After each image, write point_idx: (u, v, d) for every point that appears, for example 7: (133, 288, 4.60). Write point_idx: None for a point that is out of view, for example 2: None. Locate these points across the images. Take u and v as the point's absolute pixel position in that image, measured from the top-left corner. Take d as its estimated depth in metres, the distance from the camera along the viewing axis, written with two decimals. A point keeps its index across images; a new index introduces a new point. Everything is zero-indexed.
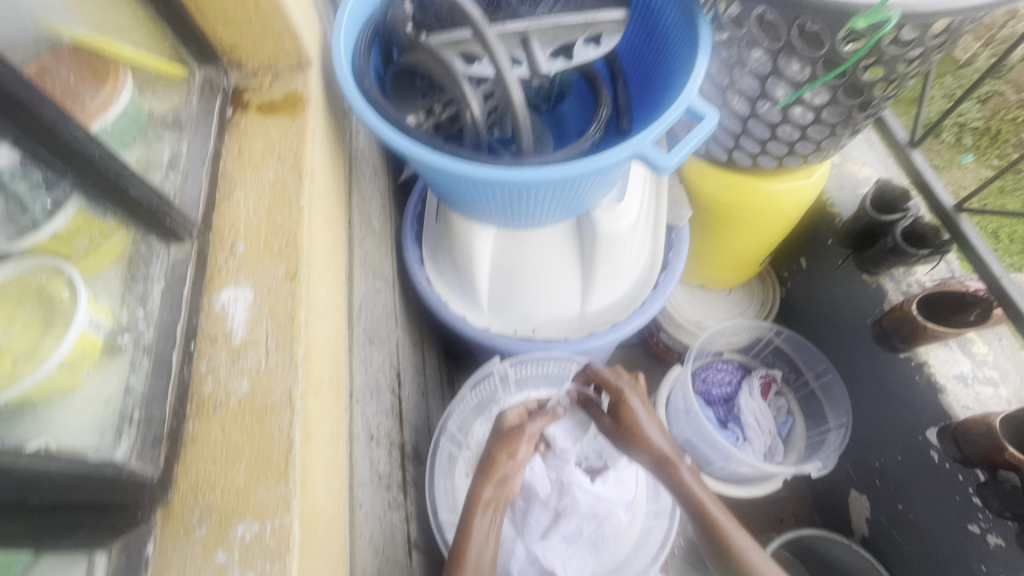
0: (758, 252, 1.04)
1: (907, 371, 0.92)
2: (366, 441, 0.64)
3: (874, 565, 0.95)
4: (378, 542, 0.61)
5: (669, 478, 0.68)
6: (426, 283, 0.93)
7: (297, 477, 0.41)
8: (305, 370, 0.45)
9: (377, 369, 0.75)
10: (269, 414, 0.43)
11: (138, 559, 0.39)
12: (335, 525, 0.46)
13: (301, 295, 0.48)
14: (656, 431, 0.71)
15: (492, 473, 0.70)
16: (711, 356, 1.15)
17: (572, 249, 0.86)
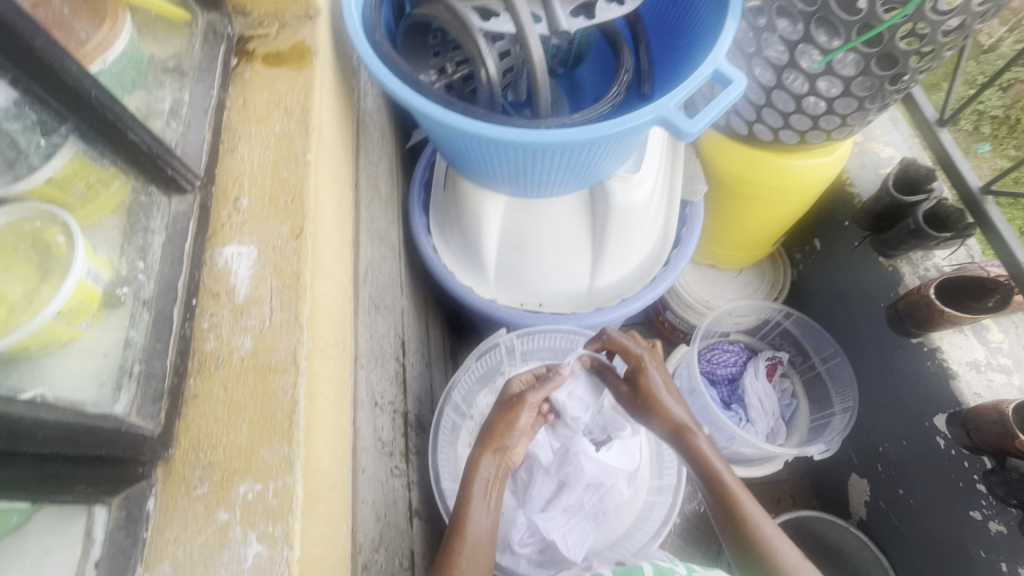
0: (773, 231, 1.02)
1: (919, 356, 0.90)
2: (370, 406, 0.63)
3: (869, 547, 0.95)
4: (381, 508, 0.61)
5: (685, 448, 0.67)
6: (432, 251, 0.92)
7: (300, 438, 0.40)
8: (310, 330, 0.44)
9: (383, 336, 0.74)
10: (273, 373, 0.42)
11: (138, 515, 0.38)
12: (340, 488, 0.46)
13: (307, 254, 0.46)
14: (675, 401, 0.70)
15: (491, 442, 0.69)
16: (718, 336, 1.13)
17: (583, 221, 0.84)
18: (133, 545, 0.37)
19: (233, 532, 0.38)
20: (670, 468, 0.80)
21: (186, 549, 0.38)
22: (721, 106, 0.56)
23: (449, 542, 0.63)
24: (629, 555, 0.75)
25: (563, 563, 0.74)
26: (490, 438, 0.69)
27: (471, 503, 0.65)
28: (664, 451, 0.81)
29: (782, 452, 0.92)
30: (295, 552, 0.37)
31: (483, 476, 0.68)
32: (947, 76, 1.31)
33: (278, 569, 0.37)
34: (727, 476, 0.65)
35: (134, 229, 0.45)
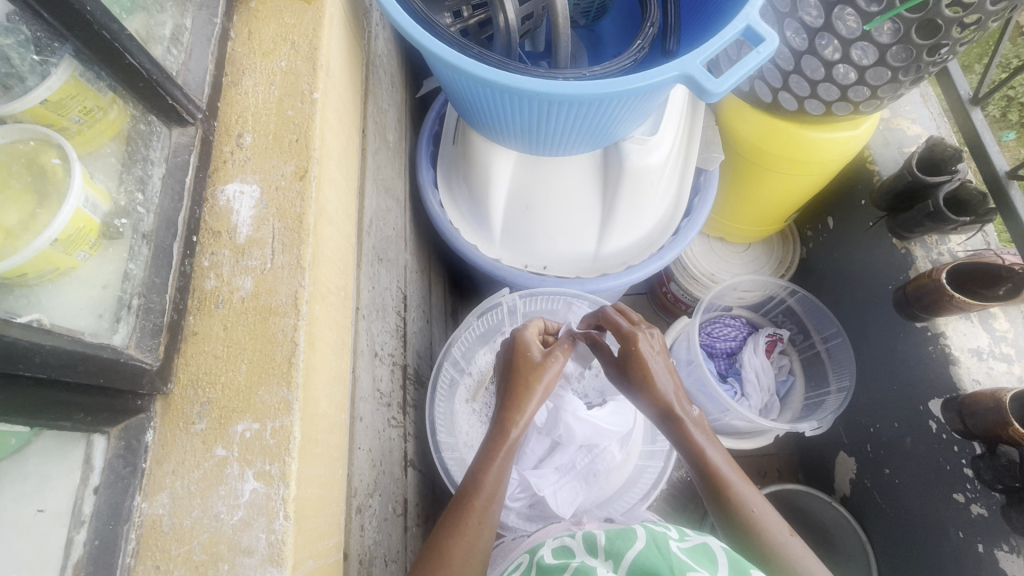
0: (787, 206, 1.00)
1: (921, 340, 0.90)
2: (370, 356, 0.64)
3: (851, 523, 0.98)
4: (377, 455, 0.62)
5: (675, 430, 0.66)
6: (436, 205, 0.89)
7: (299, 381, 0.40)
8: (312, 275, 0.43)
9: (384, 289, 0.73)
10: (274, 315, 0.41)
11: (137, 446, 0.38)
12: (339, 434, 0.46)
13: (311, 197, 0.45)
14: (667, 377, 0.67)
15: (525, 400, 0.68)
16: (720, 311, 1.13)
17: (594, 183, 0.82)
18: (133, 474, 0.38)
19: (230, 468, 0.38)
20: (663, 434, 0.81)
21: (184, 481, 0.38)
22: (749, 66, 0.53)
23: (464, 496, 0.61)
24: (618, 514, 0.76)
25: (553, 518, 0.76)
26: (517, 397, 0.68)
27: (494, 463, 0.63)
28: None
29: (776, 426, 0.93)
30: (291, 491, 0.37)
31: (514, 438, 0.66)
32: (982, 57, 1.25)
33: (275, 506, 0.37)
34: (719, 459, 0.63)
35: (133, 159, 0.44)
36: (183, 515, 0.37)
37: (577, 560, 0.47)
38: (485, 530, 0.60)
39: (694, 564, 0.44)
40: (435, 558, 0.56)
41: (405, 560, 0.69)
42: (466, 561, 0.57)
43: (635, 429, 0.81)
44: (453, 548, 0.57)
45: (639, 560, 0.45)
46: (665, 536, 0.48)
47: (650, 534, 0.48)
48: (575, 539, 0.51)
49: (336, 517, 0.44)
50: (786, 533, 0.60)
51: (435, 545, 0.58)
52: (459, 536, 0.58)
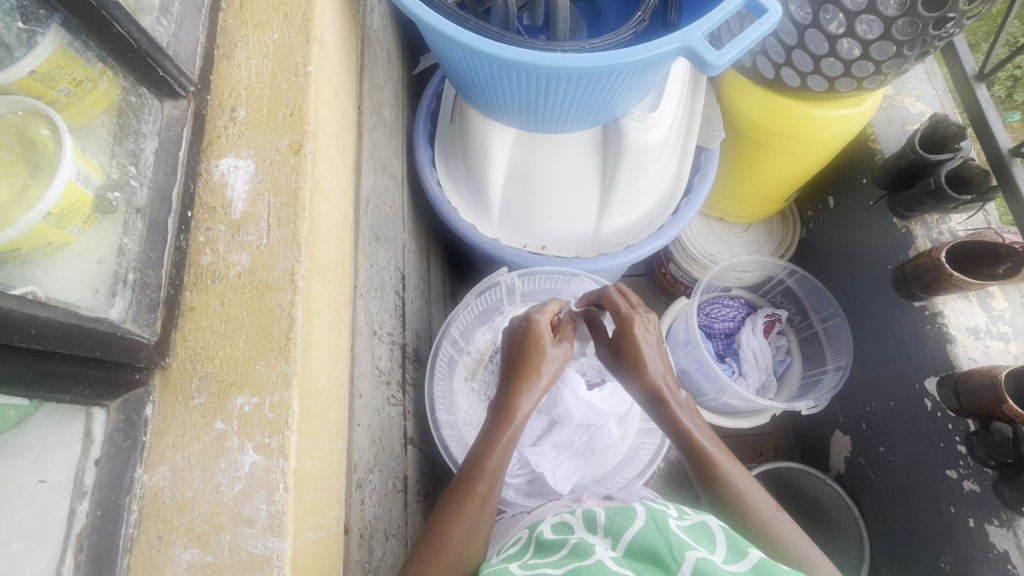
0: (787, 186, 0.99)
1: (919, 319, 0.90)
2: (369, 336, 0.64)
3: (844, 498, 1.00)
4: (376, 432, 0.62)
5: (662, 413, 0.66)
6: (434, 183, 0.89)
7: (297, 355, 0.39)
8: (309, 250, 0.42)
9: (382, 267, 0.73)
10: (271, 291, 0.41)
11: (137, 420, 0.38)
12: (337, 410, 0.45)
13: (306, 171, 0.44)
14: (657, 361, 0.68)
15: (528, 383, 0.68)
16: (718, 290, 1.14)
17: (593, 162, 0.82)
18: (133, 447, 0.38)
19: (230, 441, 0.38)
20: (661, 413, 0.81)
21: (184, 454, 0.38)
22: (750, 39, 0.53)
23: (466, 479, 0.62)
24: (615, 490, 0.77)
25: (551, 494, 0.77)
26: (522, 380, 0.68)
27: (496, 447, 0.64)
28: None
29: (772, 404, 0.95)
30: (290, 463, 0.37)
31: (517, 422, 0.66)
32: (988, 35, 1.24)
33: (274, 478, 0.37)
34: (706, 438, 0.64)
35: (125, 132, 0.43)
36: (184, 487, 0.38)
37: (576, 536, 0.47)
38: (488, 512, 0.61)
39: (693, 543, 0.44)
40: (436, 544, 0.57)
41: (405, 536, 0.70)
42: (468, 543, 0.58)
43: (633, 408, 0.82)
44: (452, 532, 0.58)
45: (638, 539, 0.45)
46: (664, 514, 0.47)
47: (650, 513, 0.47)
48: (575, 515, 0.51)
49: (337, 490, 0.44)
50: (775, 509, 0.61)
51: (435, 533, 0.58)
52: (458, 521, 0.58)
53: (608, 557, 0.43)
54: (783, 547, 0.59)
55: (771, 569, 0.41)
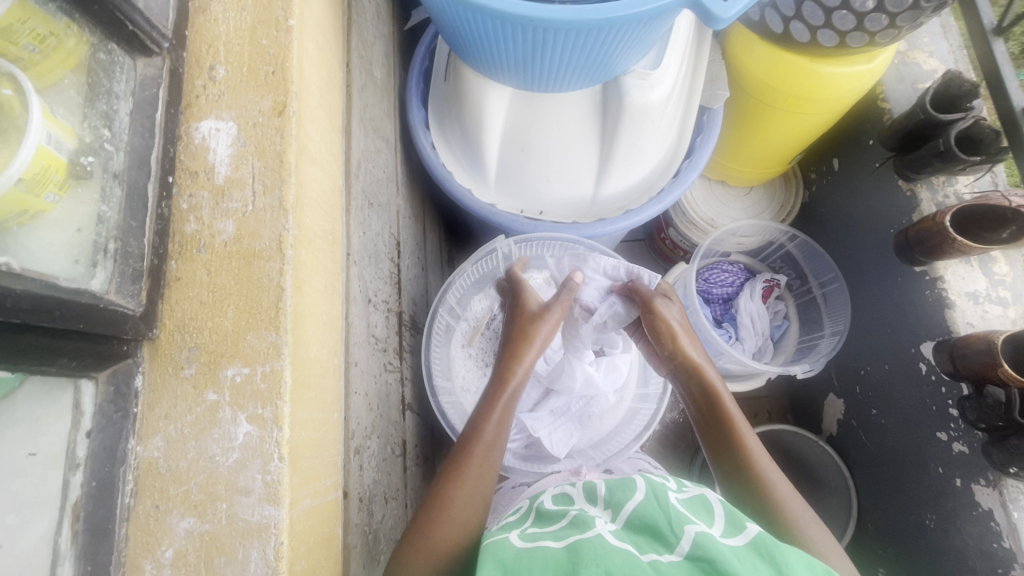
0: (792, 147, 0.97)
1: (918, 284, 0.89)
2: (364, 304, 0.64)
3: (832, 458, 1.06)
4: (373, 399, 0.63)
5: (696, 383, 0.70)
6: (429, 147, 0.87)
7: (288, 325, 0.38)
8: (297, 217, 0.41)
9: (376, 234, 0.72)
10: (258, 260, 0.39)
11: (127, 391, 0.38)
12: (331, 378, 0.45)
13: (290, 134, 0.42)
14: (693, 345, 0.71)
15: (521, 352, 0.70)
16: (717, 255, 1.16)
17: (592, 123, 0.80)
18: (125, 419, 0.37)
19: (222, 412, 0.37)
20: (656, 380, 0.82)
21: (177, 425, 0.38)
22: None
23: (466, 442, 0.63)
24: (610, 458, 0.78)
25: (548, 458, 0.78)
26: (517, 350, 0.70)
27: (495, 410, 0.65)
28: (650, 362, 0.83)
29: (767, 368, 0.96)
30: (285, 434, 0.37)
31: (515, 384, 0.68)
32: None
33: (268, 448, 0.36)
34: (727, 402, 0.67)
35: (96, 92, 0.41)
36: (178, 458, 0.38)
37: (576, 508, 0.48)
38: (487, 474, 0.61)
39: (692, 517, 0.44)
40: (442, 507, 0.57)
41: (407, 498, 0.71)
42: (468, 506, 0.58)
43: (629, 376, 0.83)
44: (454, 496, 0.58)
45: (638, 512, 0.45)
46: (664, 487, 0.47)
47: (650, 486, 0.47)
48: (575, 487, 0.52)
49: (334, 458, 0.44)
50: (786, 489, 0.61)
51: (439, 498, 0.58)
52: (461, 484, 0.59)
53: (608, 530, 0.43)
54: (785, 522, 0.59)
55: (769, 545, 0.40)
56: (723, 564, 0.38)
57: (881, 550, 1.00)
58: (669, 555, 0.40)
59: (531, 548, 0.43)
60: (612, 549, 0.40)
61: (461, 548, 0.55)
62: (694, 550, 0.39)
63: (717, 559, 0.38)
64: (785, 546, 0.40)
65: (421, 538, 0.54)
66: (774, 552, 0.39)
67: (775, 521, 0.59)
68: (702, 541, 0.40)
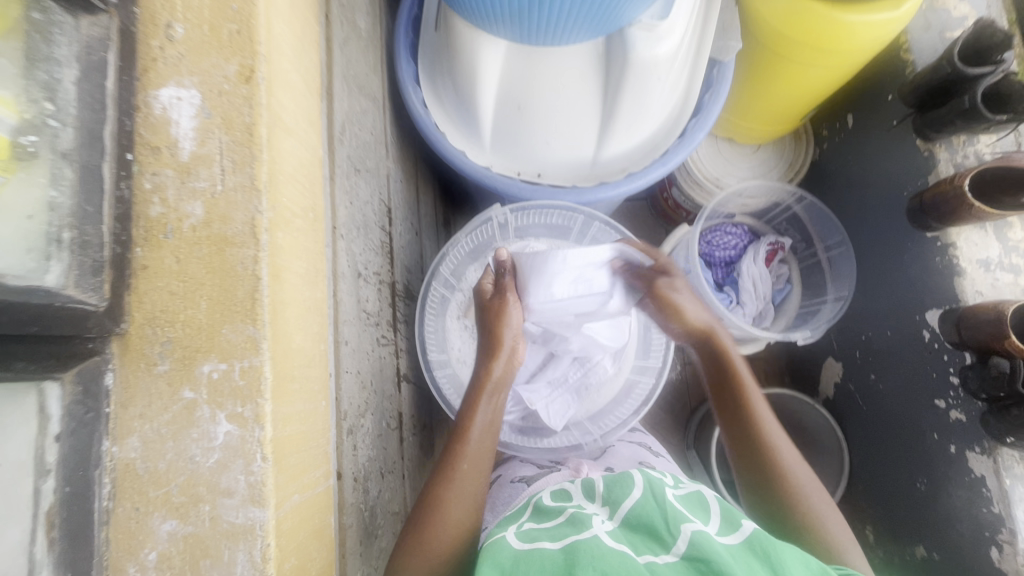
0: (805, 103, 0.92)
1: (928, 251, 0.87)
2: (353, 278, 0.61)
3: (830, 424, 1.07)
4: (366, 377, 0.61)
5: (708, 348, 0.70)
6: (420, 104, 0.82)
7: (266, 318, 0.35)
8: (271, 198, 0.37)
9: (365, 203, 0.69)
10: (230, 247, 0.36)
11: (97, 391, 0.35)
12: (318, 366, 0.43)
13: (261, 104, 0.38)
14: (700, 310, 0.71)
15: (497, 351, 0.68)
16: (721, 217, 1.12)
17: (595, 79, 0.75)
18: (97, 420, 0.35)
19: (200, 411, 0.36)
20: (656, 350, 0.81)
21: (153, 425, 0.36)
22: None
23: (454, 439, 0.63)
24: (607, 430, 0.77)
25: (545, 431, 0.78)
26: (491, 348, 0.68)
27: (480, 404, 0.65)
28: (650, 332, 0.82)
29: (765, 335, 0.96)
30: (267, 433, 0.35)
31: (495, 378, 0.67)
32: None
33: (250, 448, 0.35)
34: (741, 370, 0.68)
35: (35, 58, 0.34)
36: (156, 459, 0.36)
37: (573, 505, 0.48)
38: (480, 473, 0.62)
39: (688, 514, 0.43)
40: (437, 503, 0.58)
41: (404, 467, 0.72)
42: (464, 503, 0.59)
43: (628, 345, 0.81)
44: (447, 494, 0.59)
45: (636, 510, 0.44)
46: (661, 483, 0.47)
47: (648, 481, 0.46)
48: (574, 485, 0.52)
49: (324, 448, 0.43)
50: (792, 455, 0.63)
51: (433, 494, 0.59)
52: (452, 486, 0.59)
53: (605, 531, 0.42)
54: (789, 488, 0.61)
55: (766, 543, 0.40)
56: (721, 565, 0.37)
57: (869, 509, 1.03)
58: (665, 556, 0.40)
59: (529, 549, 0.42)
60: (608, 552, 0.39)
61: (458, 542, 0.56)
62: (690, 550, 0.39)
63: (713, 559, 0.37)
64: (780, 542, 0.40)
65: (423, 529, 0.56)
66: (773, 552, 0.39)
67: (779, 487, 0.61)
68: (699, 541, 0.39)
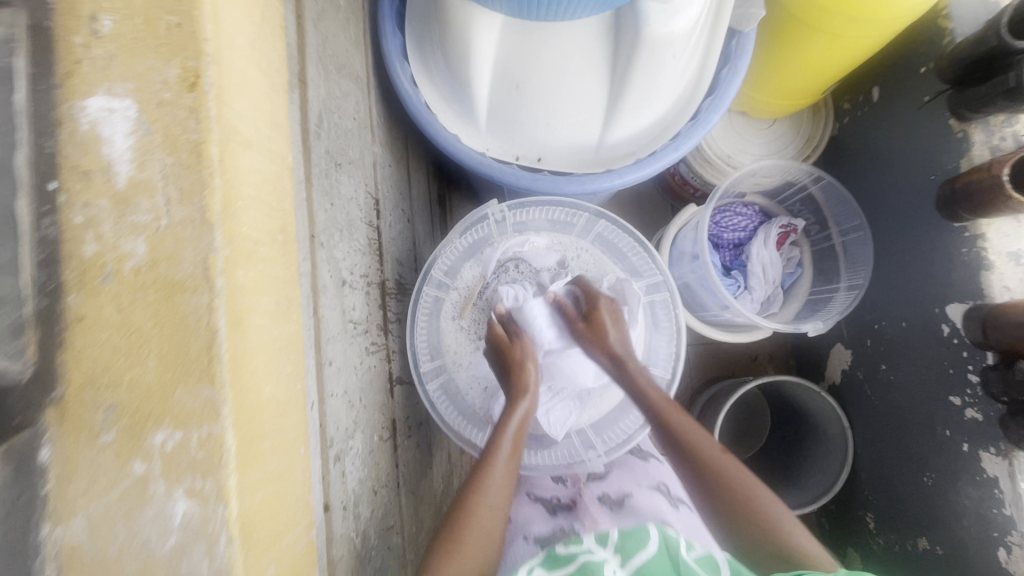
0: (832, 73, 0.83)
1: (955, 242, 0.82)
2: (337, 287, 0.57)
3: (836, 412, 1.03)
4: (354, 393, 0.57)
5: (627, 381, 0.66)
6: (408, 83, 0.75)
7: (226, 375, 0.30)
8: (227, 231, 0.32)
9: (348, 200, 0.63)
10: (180, 293, 0.30)
11: (32, 467, 0.30)
12: (295, 409, 0.39)
13: (209, 117, 0.32)
14: (620, 340, 0.67)
15: (519, 381, 0.66)
16: (732, 197, 1.06)
17: (602, 56, 0.69)
18: (32, 502, 0.30)
19: (154, 489, 0.30)
20: (663, 360, 0.77)
21: (100, 502, 0.30)
22: None
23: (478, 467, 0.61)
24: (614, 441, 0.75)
25: (546, 439, 0.75)
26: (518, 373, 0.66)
27: (504, 434, 0.63)
28: (658, 339, 0.78)
29: (771, 326, 0.93)
30: (233, 511, 0.30)
31: (523, 409, 0.65)
32: None
33: (213, 529, 0.30)
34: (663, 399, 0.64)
35: None
36: (106, 542, 0.30)
37: (586, 553, 0.51)
38: (501, 504, 0.60)
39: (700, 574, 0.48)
40: (456, 537, 0.56)
41: (398, 477, 0.69)
42: (484, 538, 0.57)
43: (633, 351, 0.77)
44: (467, 524, 0.57)
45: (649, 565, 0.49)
46: (676, 541, 0.51)
47: (661, 537, 0.52)
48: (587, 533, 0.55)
49: (305, 498, 0.39)
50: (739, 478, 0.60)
51: (454, 525, 0.57)
52: (484, 494, 0.59)
53: None
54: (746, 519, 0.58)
55: None
56: None
57: (872, 497, 1.03)
58: None
59: None
60: None
61: None
62: None
63: None
64: None
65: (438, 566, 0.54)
66: None
67: (738, 519, 0.59)
68: None
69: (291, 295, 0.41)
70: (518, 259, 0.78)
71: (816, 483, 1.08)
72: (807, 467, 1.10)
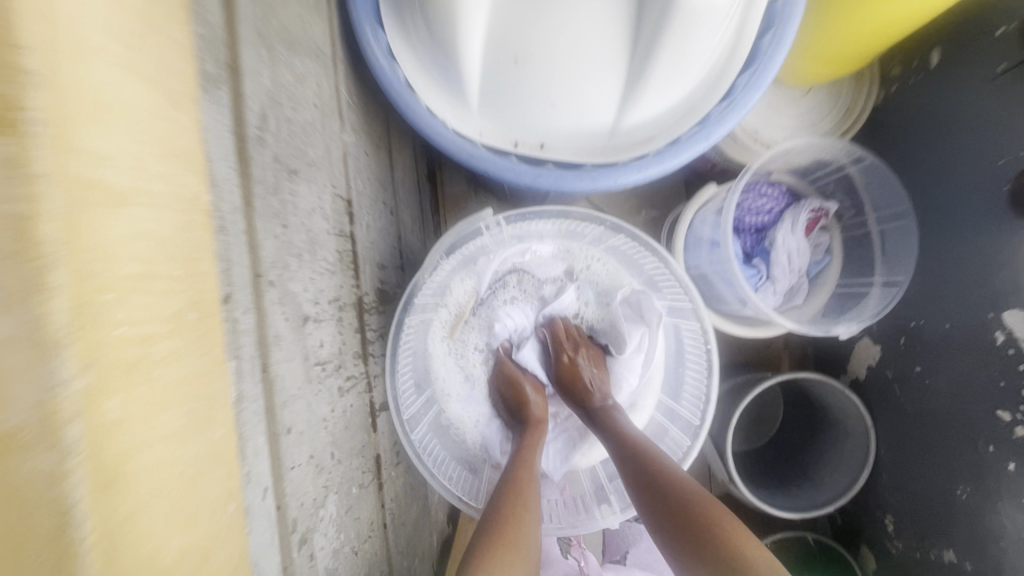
0: (906, 27, 0.71)
1: (1017, 244, 0.72)
2: (297, 326, 0.46)
3: (856, 410, 0.97)
4: (323, 450, 0.49)
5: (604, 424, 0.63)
6: (383, 56, 0.62)
7: (99, 561, 0.21)
8: (85, 350, 0.21)
9: (310, 211, 0.51)
10: (19, 458, 0.19)
11: None
12: (219, 542, 0.29)
13: (34, 177, 0.20)
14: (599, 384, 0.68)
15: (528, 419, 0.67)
16: (758, 175, 0.93)
17: (621, 20, 0.56)
18: None
19: None
20: (688, 398, 0.70)
21: None
22: None
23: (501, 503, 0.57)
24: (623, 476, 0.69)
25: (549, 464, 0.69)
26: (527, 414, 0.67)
27: (529, 478, 0.60)
28: (684, 373, 0.71)
29: (791, 325, 0.82)
30: None
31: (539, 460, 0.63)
32: None
33: None
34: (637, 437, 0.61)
35: None
36: None
37: None
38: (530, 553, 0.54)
39: None
40: None
41: (385, 515, 0.63)
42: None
43: (653, 378, 0.71)
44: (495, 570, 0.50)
45: None
46: None
47: None
48: None
49: None
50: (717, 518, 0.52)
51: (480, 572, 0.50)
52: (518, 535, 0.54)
53: None
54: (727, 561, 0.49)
55: None
56: None
57: (895, 502, 0.95)
58: None
59: None
60: None
61: None
62: None
63: None
64: None
65: None
66: None
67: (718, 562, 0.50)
68: None
69: (209, 388, 0.30)
70: (519, 269, 0.74)
71: (833, 484, 1.00)
72: (822, 469, 1.02)
